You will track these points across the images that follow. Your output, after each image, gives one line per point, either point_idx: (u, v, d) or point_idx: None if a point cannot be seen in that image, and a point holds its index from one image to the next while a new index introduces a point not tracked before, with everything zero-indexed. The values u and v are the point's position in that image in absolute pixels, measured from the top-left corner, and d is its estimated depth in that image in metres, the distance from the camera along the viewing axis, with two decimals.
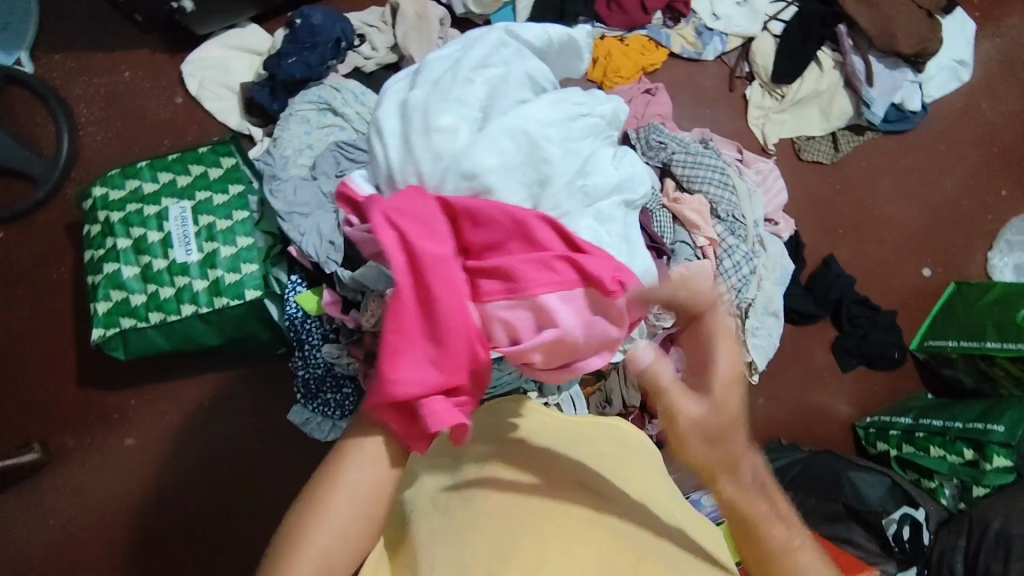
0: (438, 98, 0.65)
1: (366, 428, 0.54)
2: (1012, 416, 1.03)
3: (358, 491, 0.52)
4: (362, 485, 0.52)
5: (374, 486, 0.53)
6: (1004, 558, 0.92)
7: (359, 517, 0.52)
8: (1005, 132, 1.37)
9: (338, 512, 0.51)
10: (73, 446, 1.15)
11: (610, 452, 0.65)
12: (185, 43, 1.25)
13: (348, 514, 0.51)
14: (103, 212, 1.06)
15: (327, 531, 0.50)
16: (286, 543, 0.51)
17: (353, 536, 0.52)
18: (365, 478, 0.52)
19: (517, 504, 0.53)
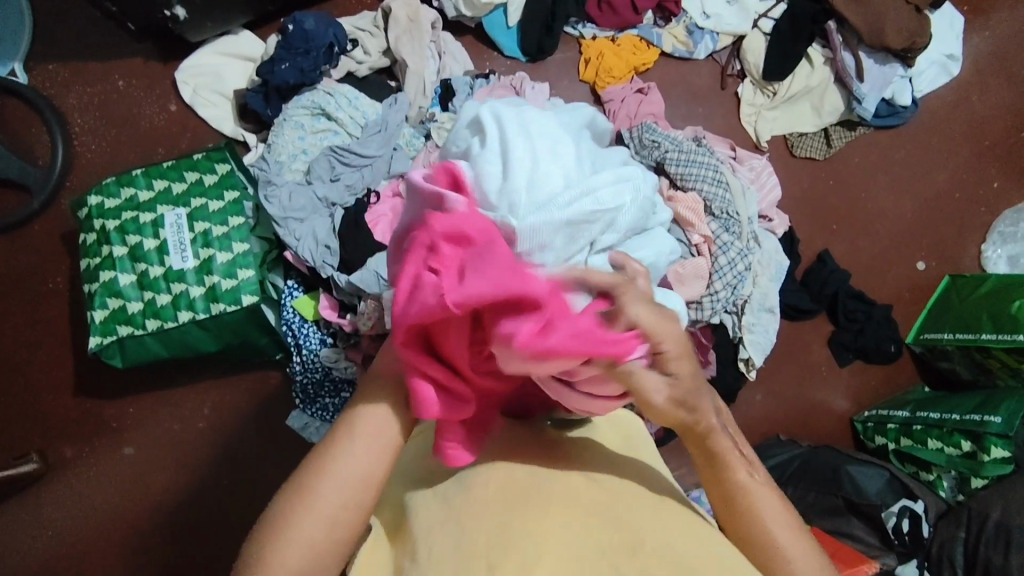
0: (546, 141, 0.53)
1: (361, 422, 0.54)
2: (1009, 407, 1.03)
3: (348, 481, 0.52)
4: (350, 478, 0.52)
5: (361, 476, 0.52)
6: (1004, 549, 0.92)
7: (341, 508, 0.51)
8: (994, 125, 1.38)
9: (325, 504, 0.51)
10: (71, 455, 1.15)
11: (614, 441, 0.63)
12: (178, 50, 1.25)
13: (337, 510, 0.51)
14: (99, 220, 1.06)
15: (315, 525, 0.51)
16: (270, 533, 0.51)
17: (344, 531, 0.52)
18: (356, 473, 0.52)
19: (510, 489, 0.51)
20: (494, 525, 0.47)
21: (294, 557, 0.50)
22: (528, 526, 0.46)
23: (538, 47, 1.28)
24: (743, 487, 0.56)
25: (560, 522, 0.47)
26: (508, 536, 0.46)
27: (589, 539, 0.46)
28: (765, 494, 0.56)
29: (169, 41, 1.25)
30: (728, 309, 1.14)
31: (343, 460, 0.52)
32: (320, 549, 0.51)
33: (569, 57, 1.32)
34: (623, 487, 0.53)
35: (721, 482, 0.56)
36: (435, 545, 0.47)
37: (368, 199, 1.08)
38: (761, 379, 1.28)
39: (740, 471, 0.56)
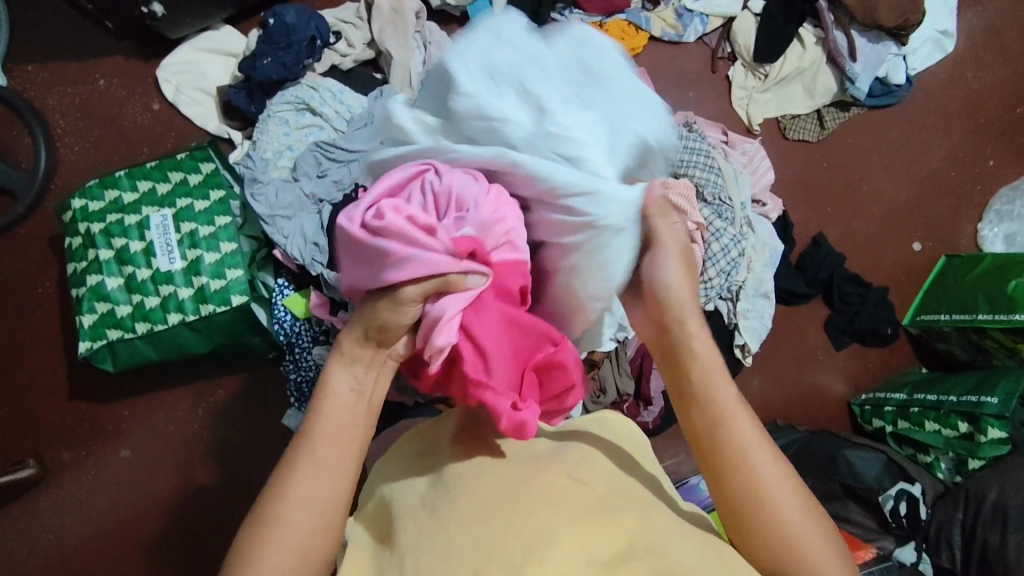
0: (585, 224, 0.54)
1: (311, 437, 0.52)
2: (1004, 388, 1.02)
3: (314, 494, 0.50)
4: (314, 494, 0.50)
5: (330, 471, 0.51)
6: (1001, 529, 0.92)
7: (313, 508, 0.50)
8: (990, 101, 1.36)
9: (297, 519, 0.49)
10: (67, 459, 1.15)
11: (609, 449, 0.60)
12: (159, 48, 1.24)
13: (304, 528, 0.49)
14: (84, 224, 1.05)
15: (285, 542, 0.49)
16: (251, 544, 0.49)
17: (321, 537, 0.50)
18: (319, 486, 0.50)
19: (497, 485, 0.49)
20: (478, 537, 0.45)
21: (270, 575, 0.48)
22: (514, 531, 0.45)
23: None
24: (782, 528, 0.52)
25: (550, 523, 0.45)
26: (497, 549, 0.44)
27: (593, 544, 0.45)
28: (803, 523, 0.53)
29: (150, 38, 1.23)
30: (723, 295, 1.13)
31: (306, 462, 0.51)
32: (301, 558, 0.49)
33: None
34: (615, 487, 0.52)
35: (744, 522, 0.54)
36: (424, 555, 0.45)
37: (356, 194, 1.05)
38: (758, 364, 1.27)
39: (778, 498, 0.53)
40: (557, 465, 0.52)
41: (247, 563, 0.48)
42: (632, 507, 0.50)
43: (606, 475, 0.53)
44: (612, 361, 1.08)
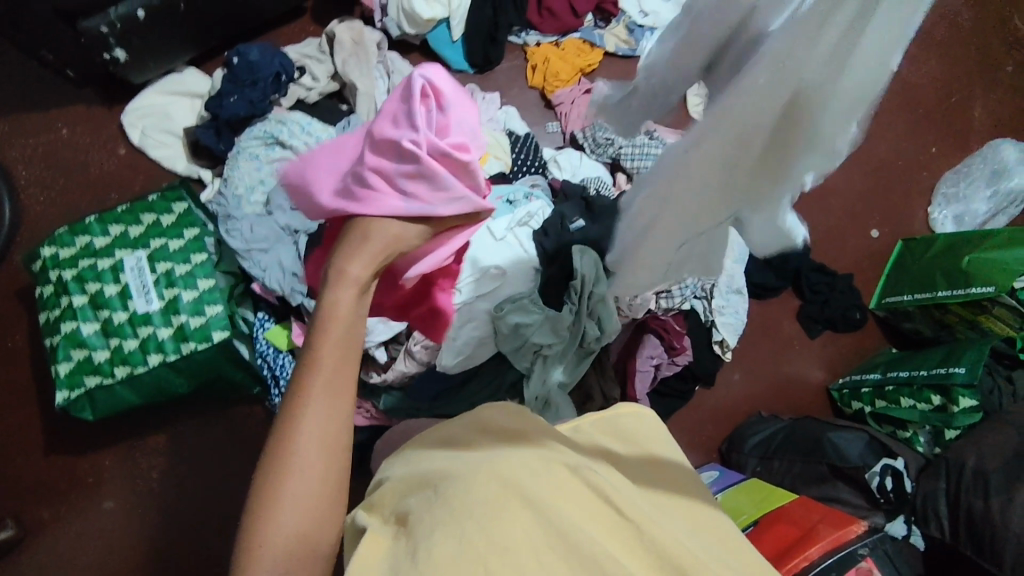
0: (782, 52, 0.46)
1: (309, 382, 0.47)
2: (970, 356, 1.08)
3: (320, 445, 0.46)
4: (319, 440, 0.46)
5: (334, 419, 0.47)
6: (984, 493, 0.94)
7: (319, 462, 0.46)
8: (927, 92, 1.45)
9: (302, 475, 0.45)
10: (48, 518, 1.11)
11: (615, 448, 0.61)
12: (123, 94, 1.24)
13: (315, 476, 0.46)
14: (55, 271, 1.03)
15: (296, 497, 0.45)
16: (257, 508, 0.45)
17: (324, 495, 0.46)
18: (322, 430, 0.47)
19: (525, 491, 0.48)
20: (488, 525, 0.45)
21: (285, 534, 0.44)
22: (523, 522, 0.46)
23: (485, 59, 1.31)
24: None
25: (563, 515, 0.46)
26: (507, 536, 0.45)
27: (602, 538, 0.46)
28: None
29: (112, 86, 1.24)
30: (697, 295, 1.19)
31: (314, 404, 0.47)
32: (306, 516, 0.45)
33: (515, 65, 1.35)
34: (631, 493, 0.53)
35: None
36: (433, 541, 0.45)
37: None
38: (737, 358, 1.31)
39: None
40: (561, 456, 0.53)
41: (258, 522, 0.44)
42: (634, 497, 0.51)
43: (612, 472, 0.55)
44: (596, 371, 1.13)
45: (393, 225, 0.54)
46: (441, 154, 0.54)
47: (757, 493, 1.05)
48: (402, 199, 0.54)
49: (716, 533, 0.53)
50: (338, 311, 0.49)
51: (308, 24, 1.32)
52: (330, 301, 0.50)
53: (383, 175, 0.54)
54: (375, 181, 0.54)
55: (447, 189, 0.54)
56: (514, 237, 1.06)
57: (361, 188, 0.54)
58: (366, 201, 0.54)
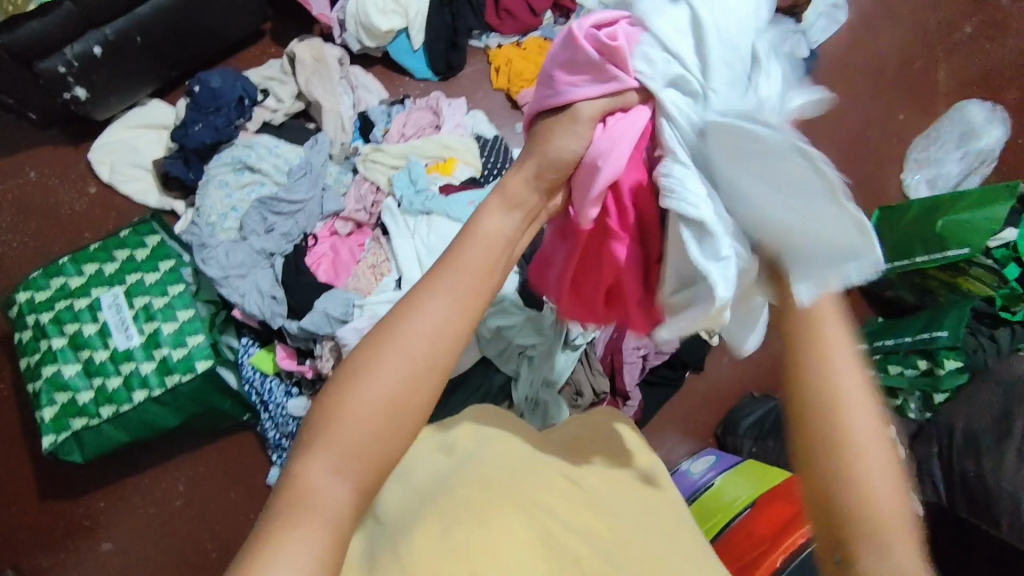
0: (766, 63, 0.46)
1: (434, 284, 0.44)
2: (952, 319, 1.09)
3: (410, 354, 0.42)
4: (409, 349, 0.42)
5: (446, 327, 0.43)
6: (975, 454, 0.95)
7: (407, 380, 0.42)
8: (894, 61, 1.44)
9: (383, 380, 0.41)
10: (48, 564, 1.10)
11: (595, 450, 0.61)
12: (89, 131, 1.24)
13: (394, 389, 0.41)
14: (32, 316, 1.03)
15: (370, 399, 0.41)
16: (325, 407, 0.41)
17: (383, 432, 0.41)
18: (421, 338, 0.42)
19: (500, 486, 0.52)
20: (473, 529, 0.47)
21: (339, 444, 0.40)
22: (517, 530, 0.48)
23: (447, 65, 1.31)
24: None
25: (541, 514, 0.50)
26: (508, 538, 0.47)
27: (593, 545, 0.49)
28: None
29: (76, 124, 1.23)
30: None
31: (429, 302, 0.43)
32: (381, 426, 0.41)
33: (478, 69, 1.35)
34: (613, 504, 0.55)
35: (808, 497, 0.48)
36: (413, 536, 0.47)
37: (305, 244, 1.11)
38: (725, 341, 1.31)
39: None
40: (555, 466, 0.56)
41: (329, 420, 0.41)
42: (620, 511, 0.55)
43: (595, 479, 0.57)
44: (584, 364, 1.11)
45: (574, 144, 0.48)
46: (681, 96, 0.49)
47: (754, 475, 1.05)
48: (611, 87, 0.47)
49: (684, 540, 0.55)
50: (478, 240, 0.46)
51: (269, 46, 1.32)
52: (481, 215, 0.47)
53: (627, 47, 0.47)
54: (598, 57, 0.46)
55: (596, 68, 0.47)
56: None
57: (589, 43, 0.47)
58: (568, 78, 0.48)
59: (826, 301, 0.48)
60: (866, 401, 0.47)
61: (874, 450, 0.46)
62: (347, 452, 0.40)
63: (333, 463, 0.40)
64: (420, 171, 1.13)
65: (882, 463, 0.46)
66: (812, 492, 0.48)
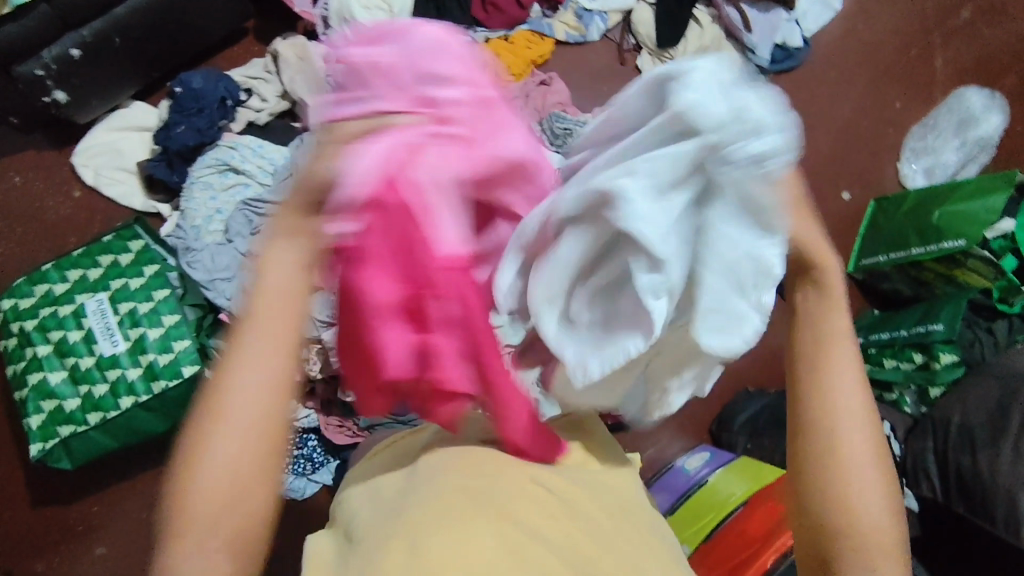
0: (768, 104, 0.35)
1: (239, 360, 0.42)
2: (947, 313, 1.07)
3: (242, 426, 0.42)
4: (240, 417, 0.42)
5: (274, 388, 0.42)
6: (970, 449, 0.93)
7: (249, 447, 0.42)
8: (890, 47, 1.41)
9: (217, 455, 0.41)
10: (42, 569, 1.10)
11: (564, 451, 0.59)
12: (72, 134, 1.22)
13: (229, 459, 0.42)
14: (17, 323, 1.02)
15: (213, 476, 0.41)
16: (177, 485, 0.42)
17: (239, 496, 0.42)
18: (242, 409, 0.42)
19: (471, 492, 0.49)
20: (442, 533, 0.45)
21: (202, 518, 0.42)
22: (484, 540, 0.46)
23: None
24: None
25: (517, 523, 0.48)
26: (477, 554, 0.45)
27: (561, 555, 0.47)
28: None
29: (58, 126, 1.22)
30: None
31: (245, 369, 0.42)
32: (232, 495, 0.42)
33: None
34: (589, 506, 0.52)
35: (810, 510, 0.47)
36: (382, 555, 0.45)
37: None
38: None
39: None
40: (527, 467, 0.53)
41: (183, 497, 0.42)
42: (594, 514, 0.51)
43: (571, 482, 0.54)
44: None
45: (332, 159, 0.40)
46: (484, 101, 0.44)
47: (750, 471, 1.04)
48: (382, 91, 0.42)
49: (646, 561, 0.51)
50: (276, 292, 0.42)
51: (252, 44, 1.30)
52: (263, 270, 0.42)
53: (404, 53, 0.42)
54: (361, 69, 0.42)
55: (355, 79, 0.42)
56: None
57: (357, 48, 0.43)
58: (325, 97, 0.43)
59: (838, 321, 0.46)
60: (867, 420, 0.46)
61: (866, 466, 0.46)
62: (210, 522, 0.42)
63: (212, 543, 0.42)
64: None
65: (872, 474, 0.46)
66: (812, 504, 0.47)
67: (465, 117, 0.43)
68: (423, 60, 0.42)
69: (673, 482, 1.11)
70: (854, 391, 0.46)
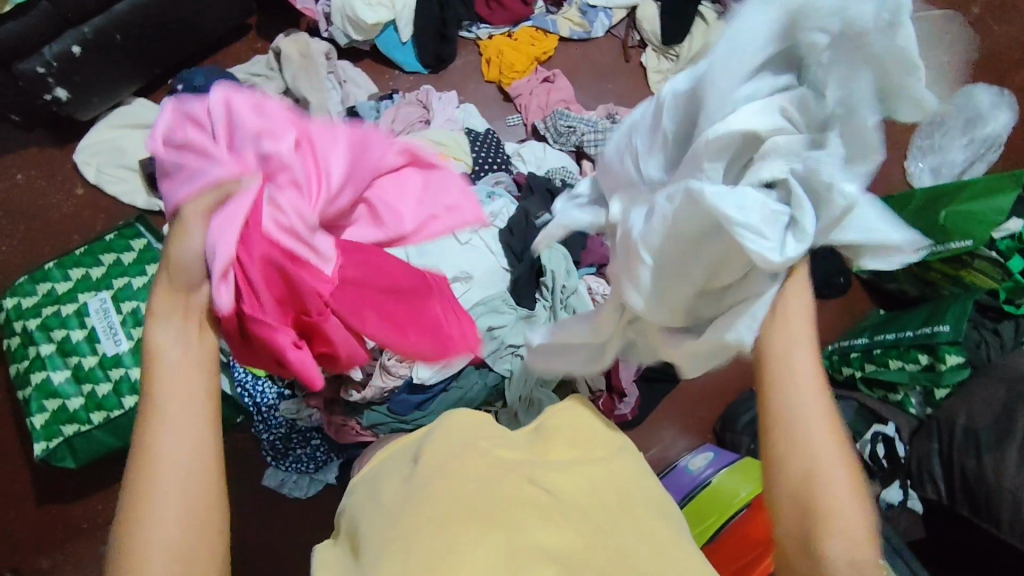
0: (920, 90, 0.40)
1: (151, 417, 0.48)
2: (954, 313, 1.06)
3: (177, 464, 0.47)
4: (173, 458, 0.47)
5: (196, 421, 0.49)
6: (976, 451, 0.93)
7: (187, 480, 0.47)
8: None
9: (159, 500, 0.46)
10: (47, 566, 1.11)
11: (567, 451, 0.56)
12: (75, 132, 1.22)
13: (173, 496, 0.46)
14: (19, 323, 1.02)
15: (161, 520, 0.45)
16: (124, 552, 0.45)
17: (190, 526, 0.46)
18: (173, 447, 0.47)
19: (467, 497, 0.47)
20: (436, 539, 0.43)
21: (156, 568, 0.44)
22: (482, 544, 0.43)
23: (437, 57, 1.28)
24: None
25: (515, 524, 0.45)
26: (474, 555, 0.42)
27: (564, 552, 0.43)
28: None
29: (61, 124, 1.22)
30: None
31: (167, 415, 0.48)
32: (182, 534, 0.45)
33: (469, 60, 1.32)
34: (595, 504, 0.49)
35: (780, 508, 0.49)
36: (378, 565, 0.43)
37: None
38: None
39: None
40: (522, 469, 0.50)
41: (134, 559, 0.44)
42: (594, 510, 0.48)
43: (575, 480, 0.51)
44: None
45: (199, 240, 0.52)
46: (304, 141, 0.57)
47: (754, 473, 1.03)
48: (216, 162, 0.54)
49: (665, 552, 0.46)
50: (161, 352, 0.50)
51: (255, 41, 1.29)
52: (152, 342, 0.51)
53: (222, 125, 0.54)
54: (188, 155, 0.54)
55: (198, 171, 0.54)
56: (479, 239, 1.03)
57: (181, 131, 0.55)
58: (175, 182, 0.55)
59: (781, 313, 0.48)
60: (823, 418, 0.48)
61: (813, 442, 0.48)
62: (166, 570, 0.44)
63: None
64: None
65: (822, 447, 0.48)
66: (786, 506, 0.48)
67: (296, 162, 0.56)
68: (241, 124, 0.54)
69: (675, 483, 1.10)
70: (812, 397, 0.49)
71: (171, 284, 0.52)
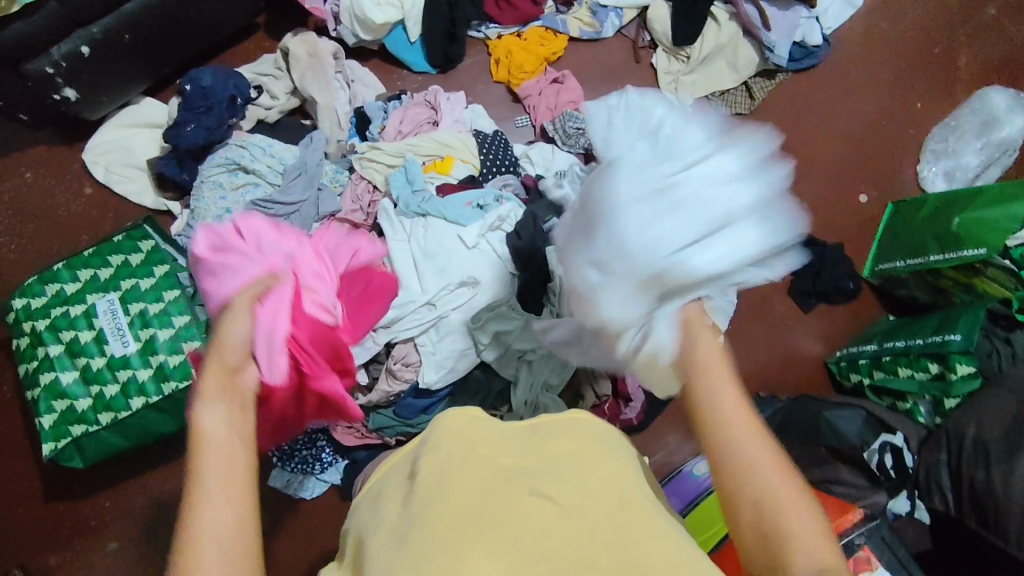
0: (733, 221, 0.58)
1: (196, 497, 0.45)
2: (965, 322, 1.04)
3: (223, 539, 0.43)
4: (220, 535, 0.43)
5: (242, 492, 0.46)
6: (985, 463, 0.92)
7: (233, 557, 0.43)
8: (911, 46, 1.39)
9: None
10: (55, 563, 1.12)
11: (571, 442, 0.55)
12: (84, 131, 1.22)
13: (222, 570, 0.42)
14: (28, 323, 1.03)
15: None
16: None
17: None
18: (220, 522, 0.44)
19: (465, 512, 0.46)
20: (447, 560, 0.43)
21: None
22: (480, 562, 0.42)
23: (445, 57, 1.27)
24: None
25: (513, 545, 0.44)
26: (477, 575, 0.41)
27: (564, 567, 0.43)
28: None
29: (70, 123, 1.22)
30: None
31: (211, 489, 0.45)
32: None
33: (478, 60, 1.31)
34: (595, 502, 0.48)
35: (740, 538, 0.49)
36: None
37: None
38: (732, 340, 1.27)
39: None
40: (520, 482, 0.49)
41: None
42: (591, 512, 0.47)
43: (567, 476, 0.50)
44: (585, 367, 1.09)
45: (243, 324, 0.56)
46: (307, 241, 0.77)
47: None
48: (251, 265, 0.68)
49: (676, 549, 0.45)
50: (207, 431, 0.48)
51: (263, 40, 1.29)
52: (198, 418, 0.48)
53: (252, 239, 0.71)
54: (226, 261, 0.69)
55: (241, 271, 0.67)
56: (487, 240, 1.04)
57: (221, 242, 0.70)
58: (218, 277, 0.67)
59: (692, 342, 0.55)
60: (753, 431, 0.51)
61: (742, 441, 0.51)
62: None
63: None
64: (417, 171, 1.10)
65: (748, 441, 0.51)
66: (738, 508, 0.49)
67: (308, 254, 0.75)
68: (266, 237, 0.72)
69: (678, 488, 1.10)
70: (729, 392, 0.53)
71: (220, 365, 0.52)
